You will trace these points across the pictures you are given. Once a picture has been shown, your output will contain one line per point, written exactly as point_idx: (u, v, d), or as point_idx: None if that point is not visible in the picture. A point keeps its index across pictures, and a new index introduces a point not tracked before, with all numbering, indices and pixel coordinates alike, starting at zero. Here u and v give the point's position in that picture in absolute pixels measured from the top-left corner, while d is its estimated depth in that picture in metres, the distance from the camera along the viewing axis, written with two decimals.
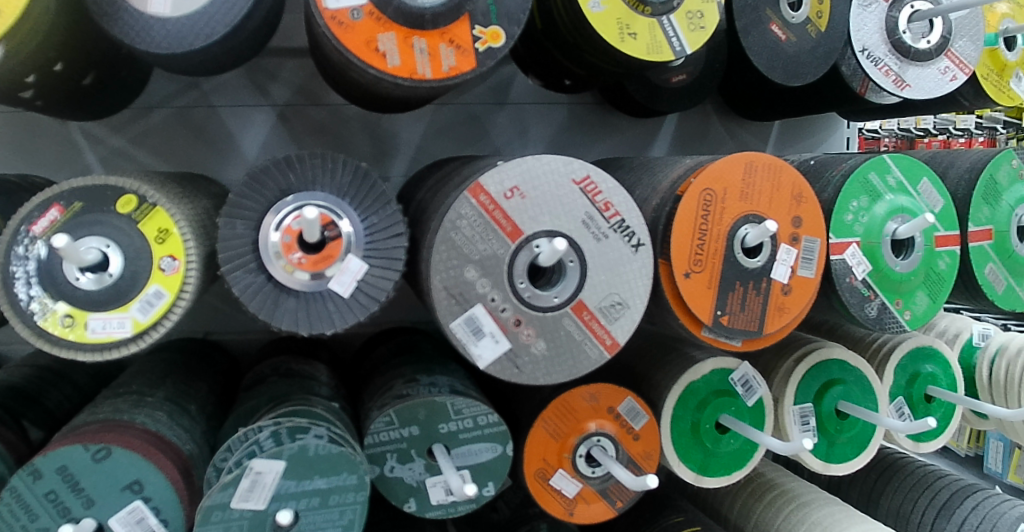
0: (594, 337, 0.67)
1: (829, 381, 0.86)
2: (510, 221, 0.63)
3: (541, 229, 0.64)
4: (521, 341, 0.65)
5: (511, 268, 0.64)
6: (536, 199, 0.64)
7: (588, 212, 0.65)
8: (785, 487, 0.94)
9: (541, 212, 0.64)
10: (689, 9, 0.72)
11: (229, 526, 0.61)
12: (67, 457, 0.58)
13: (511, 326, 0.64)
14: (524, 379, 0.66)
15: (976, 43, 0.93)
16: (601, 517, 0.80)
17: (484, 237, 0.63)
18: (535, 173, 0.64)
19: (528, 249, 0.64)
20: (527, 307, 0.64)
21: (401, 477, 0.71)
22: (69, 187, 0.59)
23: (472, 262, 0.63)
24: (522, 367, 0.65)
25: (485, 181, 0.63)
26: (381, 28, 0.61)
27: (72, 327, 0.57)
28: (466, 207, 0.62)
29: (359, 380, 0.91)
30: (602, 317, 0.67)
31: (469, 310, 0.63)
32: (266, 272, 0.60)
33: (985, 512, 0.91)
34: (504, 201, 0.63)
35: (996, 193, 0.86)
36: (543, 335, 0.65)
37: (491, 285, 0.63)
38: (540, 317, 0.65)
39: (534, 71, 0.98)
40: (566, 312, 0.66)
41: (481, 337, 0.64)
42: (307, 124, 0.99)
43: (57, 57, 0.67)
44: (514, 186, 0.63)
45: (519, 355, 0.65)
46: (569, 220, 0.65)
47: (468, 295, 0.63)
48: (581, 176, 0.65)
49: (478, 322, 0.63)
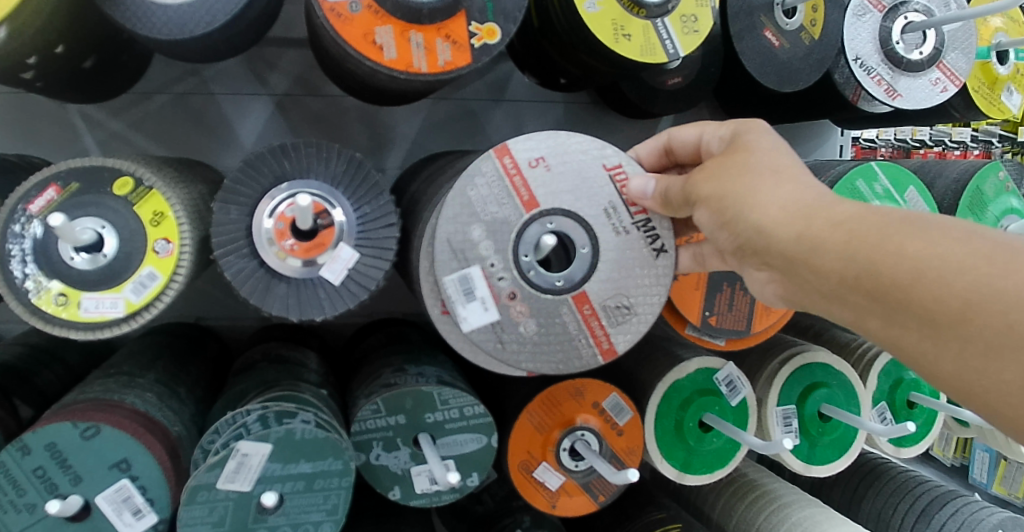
0: (591, 337, 0.66)
1: (813, 384, 0.87)
2: (528, 190, 0.63)
3: (559, 206, 0.63)
4: (511, 316, 0.64)
5: (518, 237, 0.63)
6: (559, 174, 0.64)
7: (611, 201, 0.64)
8: (767, 487, 0.95)
9: (563, 189, 0.63)
10: (683, 12, 0.74)
11: (214, 506, 0.63)
12: (56, 434, 0.59)
13: (504, 299, 0.63)
14: (506, 357, 0.64)
15: (968, 55, 0.94)
16: (583, 510, 0.81)
17: (499, 202, 0.63)
18: (565, 149, 0.64)
19: (541, 223, 0.63)
20: (524, 281, 0.63)
21: (386, 465, 0.72)
22: (66, 168, 0.60)
23: (480, 223, 0.63)
24: (506, 344, 0.64)
25: (514, 145, 0.63)
26: (379, 21, 0.62)
27: (66, 305, 0.58)
28: (489, 166, 0.63)
29: (349, 368, 0.92)
30: (603, 315, 0.65)
31: (465, 269, 0.62)
32: (258, 258, 0.61)
33: (963, 518, 0.93)
34: (527, 168, 0.63)
35: (982, 203, 0.86)
36: (536, 316, 0.64)
37: (493, 248, 0.63)
38: (536, 295, 0.64)
39: (530, 69, 0.99)
40: (565, 299, 0.64)
41: (471, 300, 0.63)
42: (304, 114, 1.00)
43: (58, 40, 0.68)
44: (541, 156, 0.63)
45: (505, 330, 0.64)
46: (589, 204, 0.64)
47: (467, 254, 0.62)
48: (614, 164, 0.64)
49: (472, 284, 0.63)
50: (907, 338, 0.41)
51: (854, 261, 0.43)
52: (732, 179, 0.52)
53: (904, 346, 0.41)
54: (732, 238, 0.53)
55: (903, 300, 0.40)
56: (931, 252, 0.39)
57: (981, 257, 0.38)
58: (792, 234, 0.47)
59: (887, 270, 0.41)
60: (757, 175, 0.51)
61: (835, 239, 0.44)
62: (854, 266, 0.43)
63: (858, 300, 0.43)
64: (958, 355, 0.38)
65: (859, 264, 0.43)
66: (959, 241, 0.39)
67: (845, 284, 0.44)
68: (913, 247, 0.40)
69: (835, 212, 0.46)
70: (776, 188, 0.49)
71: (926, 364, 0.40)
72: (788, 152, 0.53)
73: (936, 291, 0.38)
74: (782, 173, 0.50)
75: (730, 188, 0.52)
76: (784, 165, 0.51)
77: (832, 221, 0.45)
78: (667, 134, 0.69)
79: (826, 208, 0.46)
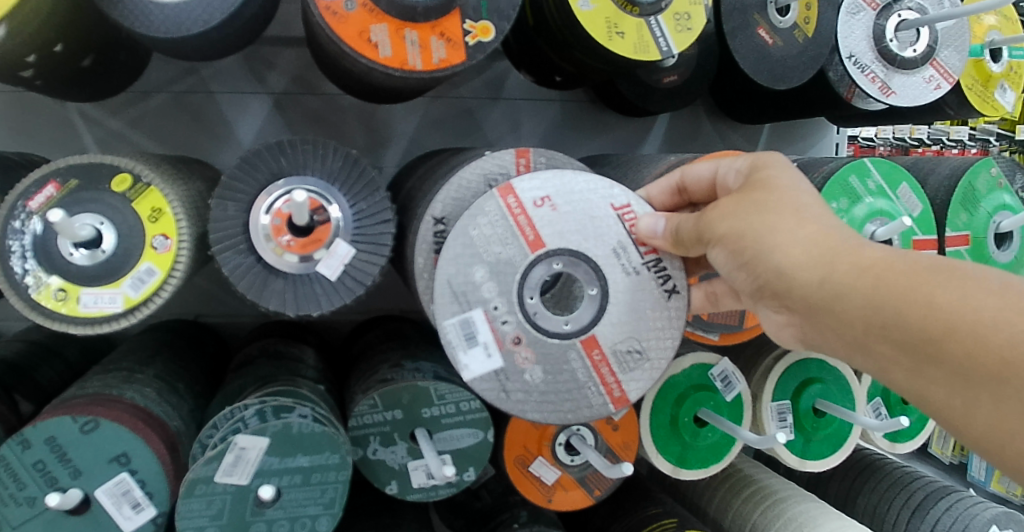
0: (602, 386, 0.62)
1: (807, 379, 0.88)
2: (534, 230, 0.60)
3: (566, 247, 0.60)
4: (515, 362, 0.60)
5: (523, 280, 0.60)
6: (565, 214, 0.61)
7: (620, 240, 0.61)
8: (763, 483, 0.96)
9: (569, 228, 0.60)
10: (677, 10, 0.74)
11: (212, 499, 0.63)
12: (56, 428, 0.60)
13: (509, 343, 0.59)
14: (511, 407, 0.60)
15: (961, 53, 0.94)
16: (579, 504, 0.81)
17: (503, 241, 0.60)
18: (571, 187, 0.61)
19: (546, 264, 0.60)
20: (530, 326, 0.60)
21: (383, 460, 0.73)
22: (65, 164, 0.60)
23: (483, 263, 0.59)
24: (511, 392, 0.60)
25: (517, 184, 0.60)
26: (374, 19, 0.63)
27: (65, 301, 0.59)
28: (491, 205, 0.59)
29: (346, 365, 0.92)
30: (615, 362, 0.62)
31: (467, 312, 0.59)
32: (255, 254, 0.62)
33: (958, 513, 0.94)
34: (532, 207, 0.60)
35: (974, 199, 0.87)
36: (542, 362, 0.60)
37: (496, 290, 0.59)
38: (543, 341, 0.60)
39: (525, 67, 1.00)
40: (573, 344, 0.61)
41: (473, 345, 0.59)
42: (302, 112, 1.00)
43: (57, 38, 0.69)
44: (546, 195, 0.60)
45: (510, 378, 0.59)
46: (598, 244, 0.61)
47: (469, 296, 0.59)
48: (622, 203, 0.61)
49: (474, 328, 0.59)
50: (935, 388, 0.42)
51: (881, 311, 0.44)
52: (749, 218, 0.52)
53: (930, 399, 0.42)
54: (751, 278, 0.53)
55: (934, 352, 0.41)
56: (962, 304, 0.41)
57: (1014, 311, 0.39)
58: (815, 278, 0.48)
59: (916, 322, 0.42)
60: (777, 214, 0.51)
61: (862, 285, 0.45)
62: (881, 316, 0.44)
63: (885, 349, 0.44)
64: (990, 412, 0.39)
65: (887, 314, 0.44)
66: (991, 293, 0.40)
67: (871, 332, 0.45)
68: (944, 298, 0.41)
69: (861, 256, 0.47)
70: (796, 230, 0.50)
71: (953, 418, 0.41)
72: (809, 189, 0.54)
73: (966, 346, 0.40)
74: (804, 214, 0.51)
75: (749, 227, 0.52)
76: (806, 204, 0.52)
77: (857, 266, 0.46)
78: (681, 170, 0.69)
79: (851, 251, 0.47)
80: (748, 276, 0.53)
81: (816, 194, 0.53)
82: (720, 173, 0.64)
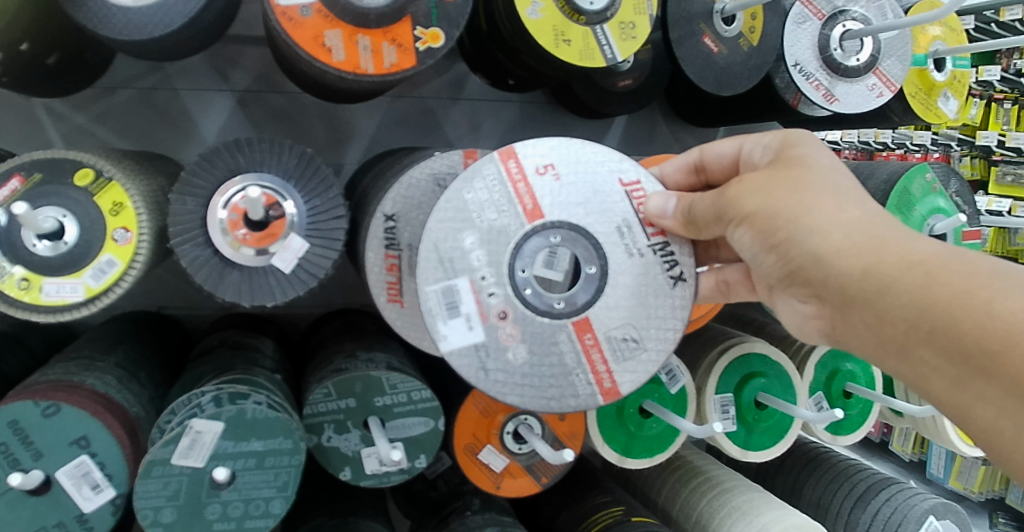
0: (591, 373, 0.64)
1: (750, 373, 0.92)
2: (532, 199, 0.63)
3: (568, 219, 0.63)
4: (498, 338, 0.62)
5: (517, 248, 0.62)
6: (569, 184, 0.64)
7: (626, 219, 0.65)
8: (710, 473, 1.00)
9: (571, 198, 0.64)
10: (622, 20, 0.78)
11: (168, 481, 0.66)
12: (18, 412, 0.63)
13: (494, 318, 0.62)
14: (488, 386, 0.61)
15: (903, 63, 0.99)
16: (527, 491, 0.85)
17: (499, 208, 0.62)
18: (573, 158, 0.64)
19: (542, 235, 0.63)
20: (518, 301, 0.62)
21: (337, 447, 0.76)
22: (29, 159, 0.63)
23: (475, 229, 0.62)
24: (489, 371, 0.61)
25: (519, 149, 0.63)
26: (329, 25, 0.66)
27: (27, 290, 0.62)
28: (491, 168, 0.63)
29: (305, 356, 0.95)
30: (608, 350, 0.64)
31: (452, 280, 0.61)
32: (211, 246, 0.65)
33: (897, 504, 0.98)
34: (535, 175, 0.63)
35: (909, 203, 0.91)
36: (525, 340, 0.62)
37: (485, 260, 0.62)
38: (525, 316, 0.62)
39: (480, 70, 1.03)
40: (565, 326, 0.63)
41: (455, 316, 0.61)
42: (266, 110, 1.04)
43: (22, 38, 0.71)
44: (549, 163, 0.63)
45: (489, 356, 0.61)
46: (604, 221, 0.64)
47: (456, 263, 0.61)
48: (632, 179, 0.65)
49: (458, 297, 0.61)
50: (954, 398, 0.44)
51: (926, 312, 0.46)
52: (780, 198, 0.55)
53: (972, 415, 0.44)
54: (781, 262, 0.57)
55: (988, 366, 0.43)
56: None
57: None
58: (845, 266, 0.51)
59: (972, 330, 0.44)
60: (813, 193, 0.54)
61: (913, 281, 0.48)
62: (931, 320, 0.46)
63: (930, 355, 0.46)
64: None
65: (934, 317, 0.46)
66: None
67: (915, 333, 0.47)
68: (1004, 307, 0.43)
69: (908, 250, 0.49)
70: (831, 213, 0.53)
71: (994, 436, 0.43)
72: (839, 170, 0.57)
73: None
74: (840, 196, 0.54)
75: (778, 204, 0.55)
76: (841, 187, 0.55)
77: (905, 260, 0.49)
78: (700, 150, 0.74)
79: (892, 244, 0.50)
80: (777, 257, 0.56)
81: (845, 174, 0.57)
82: (744, 151, 0.68)
